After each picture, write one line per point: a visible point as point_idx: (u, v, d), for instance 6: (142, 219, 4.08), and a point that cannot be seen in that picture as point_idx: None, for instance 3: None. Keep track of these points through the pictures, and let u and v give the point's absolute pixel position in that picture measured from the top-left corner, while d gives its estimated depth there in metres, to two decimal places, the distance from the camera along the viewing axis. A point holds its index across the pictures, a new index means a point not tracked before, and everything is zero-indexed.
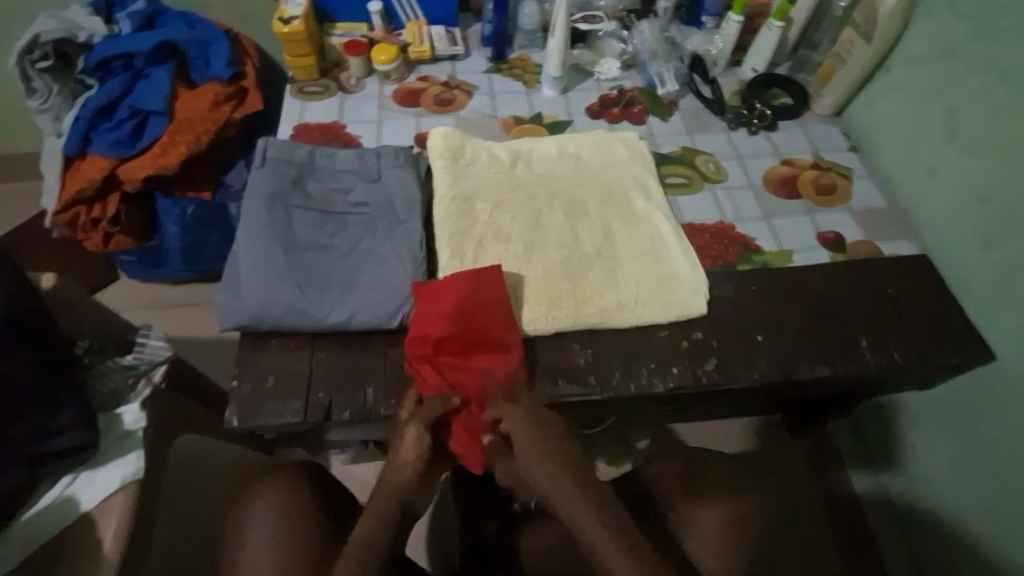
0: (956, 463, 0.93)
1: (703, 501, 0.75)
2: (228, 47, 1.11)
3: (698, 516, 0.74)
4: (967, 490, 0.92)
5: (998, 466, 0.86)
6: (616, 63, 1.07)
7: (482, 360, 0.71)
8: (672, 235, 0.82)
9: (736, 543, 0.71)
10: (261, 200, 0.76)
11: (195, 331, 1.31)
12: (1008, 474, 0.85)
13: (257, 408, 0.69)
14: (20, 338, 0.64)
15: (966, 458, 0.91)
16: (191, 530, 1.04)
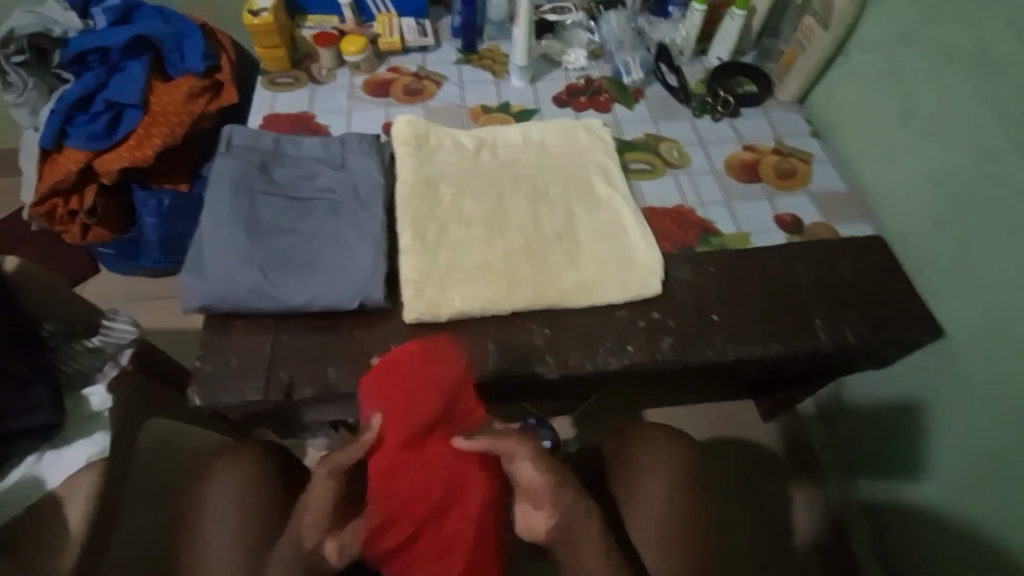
0: (916, 441, 0.96)
1: (645, 464, 0.77)
2: (202, 41, 1.13)
3: (644, 481, 0.76)
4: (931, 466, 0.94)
5: (954, 441, 0.89)
6: (583, 53, 1.09)
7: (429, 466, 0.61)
8: (631, 218, 0.84)
9: (679, 511, 0.74)
10: (225, 184, 0.78)
11: (176, 321, 1.33)
12: (966, 450, 0.87)
13: (220, 388, 0.71)
14: None
15: (928, 435, 0.93)
16: (165, 515, 1.05)
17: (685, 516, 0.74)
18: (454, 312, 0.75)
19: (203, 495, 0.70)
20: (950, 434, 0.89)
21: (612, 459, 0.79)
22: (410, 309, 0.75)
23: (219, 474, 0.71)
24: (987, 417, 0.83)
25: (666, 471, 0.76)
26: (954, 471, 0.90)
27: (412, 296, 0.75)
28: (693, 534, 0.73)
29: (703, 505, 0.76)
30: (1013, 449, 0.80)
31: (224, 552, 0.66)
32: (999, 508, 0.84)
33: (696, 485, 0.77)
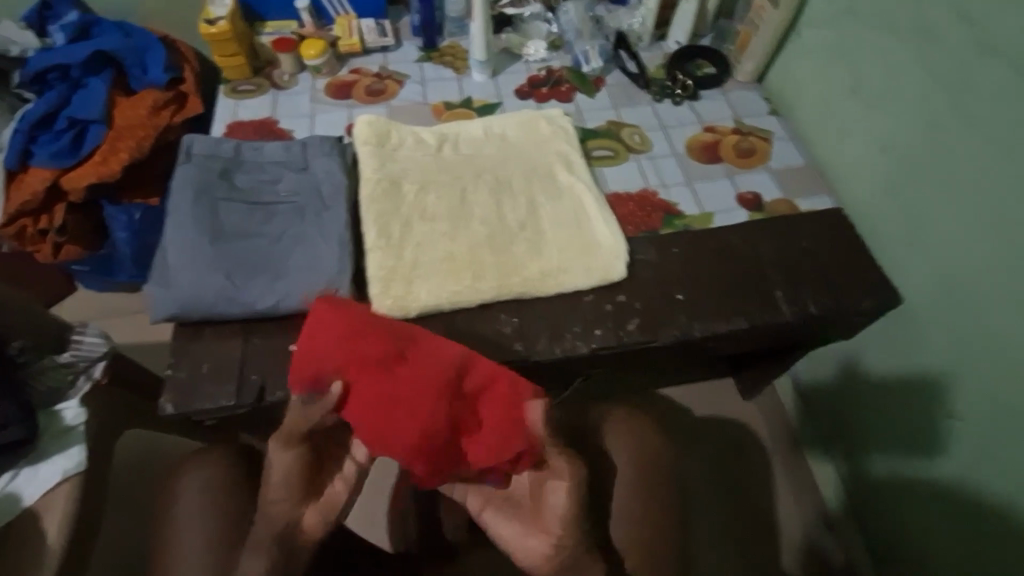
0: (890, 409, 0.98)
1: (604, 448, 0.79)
2: (164, 53, 1.13)
3: (606, 466, 0.78)
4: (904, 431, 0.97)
5: (920, 405, 0.92)
6: (543, 44, 1.10)
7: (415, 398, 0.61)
8: (594, 204, 0.85)
9: (637, 495, 0.76)
10: (186, 193, 0.78)
11: (154, 335, 1.34)
12: (934, 416, 0.90)
13: (192, 395, 0.72)
14: None
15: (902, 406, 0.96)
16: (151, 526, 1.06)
17: (641, 501, 0.75)
18: (422, 307, 0.76)
19: (178, 494, 0.72)
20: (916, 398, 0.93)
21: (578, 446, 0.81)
22: (377, 306, 0.75)
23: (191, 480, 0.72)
24: (949, 379, 0.86)
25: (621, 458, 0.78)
26: (925, 436, 0.93)
27: (379, 293, 0.76)
28: (648, 516, 0.74)
29: (663, 490, 0.76)
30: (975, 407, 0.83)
31: (198, 547, 0.67)
32: (967, 464, 0.87)
33: (654, 474, 0.77)
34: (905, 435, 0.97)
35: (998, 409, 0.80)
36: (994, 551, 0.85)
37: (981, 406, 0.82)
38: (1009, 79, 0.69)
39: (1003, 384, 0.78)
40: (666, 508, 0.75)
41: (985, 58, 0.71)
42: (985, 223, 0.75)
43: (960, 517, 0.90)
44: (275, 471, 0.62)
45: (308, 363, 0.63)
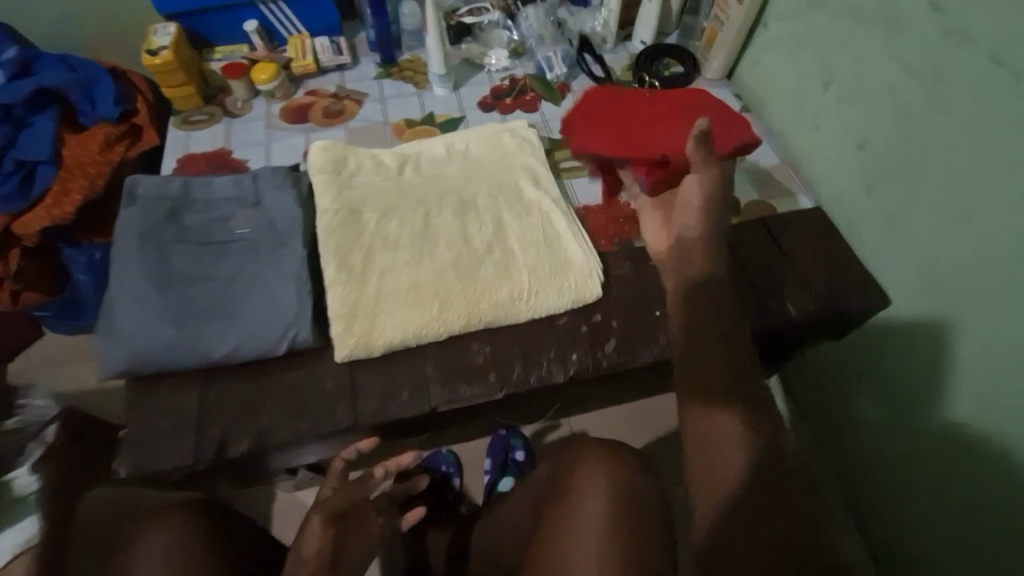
0: (878, 394, 0.90)
1: (587, 483, 0.65)
2: (115, 85, 1.09)
3: (590, 489, 0.64)
4: (892, 412, 0.88)
5: (905, 382, 0.84)
6: (504, 52, 1.06)
7: (634, 118, 0.85)
8: (563, 220, 0.82)
9: (640, 533, 0.60)
10: (131, 240, 0.74)
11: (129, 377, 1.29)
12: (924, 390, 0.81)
13: (148, 455, 0.68)
14: None
15: (888, 390, 0.88)
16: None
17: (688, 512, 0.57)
18: (388, 343, 0.72)
19: (131, 560, 0.65)
20: (904, 381, 0.84)
21: (552, 486, 0.69)
22: (340, 346, 0.72)
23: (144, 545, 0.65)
24: (920, 364, 0.81)
25: (608, 490, 0.64)
26: (901, 422, 0.86)
27: (342, 333, 0.72)
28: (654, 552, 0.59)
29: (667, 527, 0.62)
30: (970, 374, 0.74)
31: None
32: (945, 453, 0.79)
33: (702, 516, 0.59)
34: (883, 424, 0.90)
35: (977, 403, 0.74)
36: (1000, 535, 0.72)
37: (955, 394, 0.77)
38: (983, 66, 0.66)
39: (991, 359, 0.72)
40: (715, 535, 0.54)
41: (955, 46, 0.68)
42: (963, 215, 0.72)
43: (934, 503, 0.82)
44: (308, 547, 0.62)
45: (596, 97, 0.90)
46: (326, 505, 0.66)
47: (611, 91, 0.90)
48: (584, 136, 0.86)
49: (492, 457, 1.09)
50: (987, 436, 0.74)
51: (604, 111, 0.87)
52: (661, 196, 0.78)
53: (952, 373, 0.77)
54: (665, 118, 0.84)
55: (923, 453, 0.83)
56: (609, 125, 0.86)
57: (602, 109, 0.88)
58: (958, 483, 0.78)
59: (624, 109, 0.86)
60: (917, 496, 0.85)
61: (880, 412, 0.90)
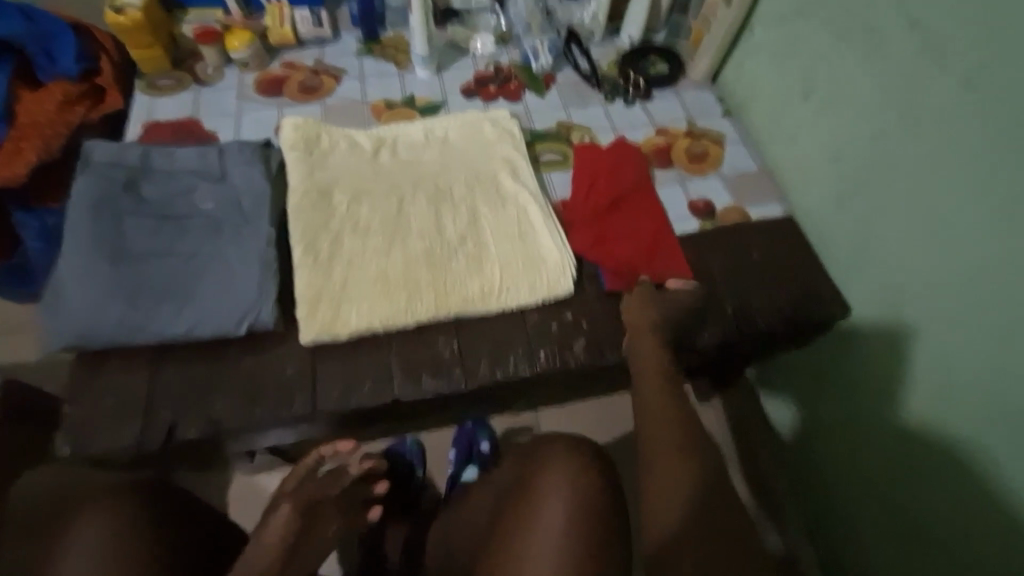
0: (837, 395, 0.92)
1: (552, 478, 0.66)
2: (76, 40, 1.03)
3: (552, 483, 0.65)
4: (850, 412, 0.90)
5: (865, 381, 0.86)
6: (490, 37, 1.02)
7: (621, 203, 0.86)
8: (539, 214, 0.81)
9: (597, 523, 0.62)
10: (82, 210, 0.70)
11: None
12: (879, 390, 0.84)
13: (92, 435, 0.65)
14: None
15: (848, 391, 0.90)
16: None
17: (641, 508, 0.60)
18: (352, 331, 0.71)
19: (59, 558, 0.61)
20: (862, 382, 0.87)
21: (516, 480, 0.70)
22: (305, 331, 0.70)
23: (82, 523, 0.63)
24: (879, 371, 0.84)
25: (575, 485, 0.65)
26: (854, 428, 0.89)
27: (305, 318, 0.70)
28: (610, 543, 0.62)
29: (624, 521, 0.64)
30: (928, 378, 0.76)
31: None
32: (900, 452, 0.81)
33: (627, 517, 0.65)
34: (836, 428, 0.93)
35: (928, 410, 0.76)
36: (946, 530, 0.75)
37: (907, 399, 0.79)
38: (956, 92, 0.67)
39: (945, 371, 0.74)
40: (673, 527, 0.58)
41: (930, 67, 0.69)
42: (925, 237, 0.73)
43: (878, 506, 0.86)
44: (269, 535, 0.62)
45: (605, 154, 0.90)
46: (298, 492, 0.67)
47: (606, 147, 0.91)
48: (581, 185, 0.87)
49: (457, 448, 1.09)
50: (931, 445, 0.77)
51: (603, 174, 0.88)
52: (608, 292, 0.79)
53: (905, 381, 0.79)
54: (636, 231, 0.84)
55: (877, 452, 0.86)
56: (600, 193, 0.86)
57: (603, 168, 0.88)
58: (901, 487, 0.81)
59: (602, 174, 0.88)
60: (870, 494, 0.88)
61: (839, 412, 0.92)
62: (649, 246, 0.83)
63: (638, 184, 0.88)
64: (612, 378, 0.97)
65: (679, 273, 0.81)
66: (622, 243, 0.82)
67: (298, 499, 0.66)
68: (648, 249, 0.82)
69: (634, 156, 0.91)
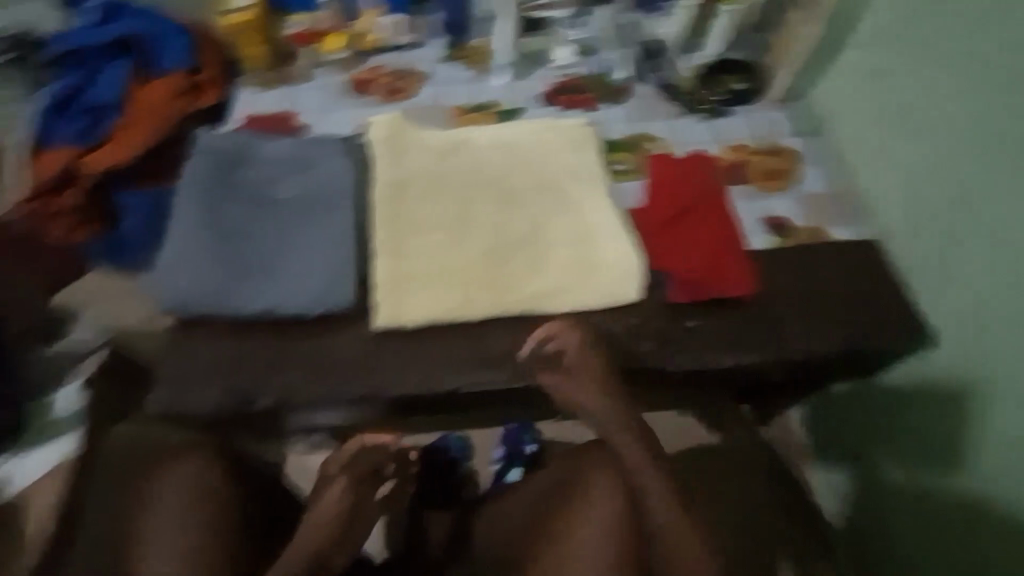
0: (912, 433, 0.92)
1: (595, 486, 0.73)
2: (187, 41, 1.14)
3: (589, 495, 0.73)
4: (922, 455, 0.90)
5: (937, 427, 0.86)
6: (570, 50, 1.06)
7: (690, 214, 0.85)
8: (608, 221, 0.81)
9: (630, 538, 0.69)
10: (192, 190, 0.78)
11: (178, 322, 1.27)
12: (949, 437, 0.84)
13: (179, 393, 0.70)
14: None
15: (923, 434, 0.90)
16: None
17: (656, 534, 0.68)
18: (421, 321, 0.74)
19: (150, 508, 0.69)
20: (936, 429, 0.87)
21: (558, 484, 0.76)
22: (378, 314, 0.73)
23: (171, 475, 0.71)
24: (950, 420, 0.84)
25: (618, 498, 0.72)
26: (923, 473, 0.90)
27: (379, 303, 0.74)
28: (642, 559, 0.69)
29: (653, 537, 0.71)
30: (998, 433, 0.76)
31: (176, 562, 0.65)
32: (961, 507, 0.83)
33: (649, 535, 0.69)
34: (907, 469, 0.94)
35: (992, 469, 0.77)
36: None
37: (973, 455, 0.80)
38: None
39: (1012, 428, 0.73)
40: (693, 572, 0.65)
41: None
42: (982, 322, 0.77)
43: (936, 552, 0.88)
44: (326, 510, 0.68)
45: (677, 166, 0.89)
46: (354, 466, 0.72)
47: (681, 158, 0.91)
48: (652, 192, 0.88)
49: (503, 446, 1.09)
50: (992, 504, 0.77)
51: (674, 185, 0.88)
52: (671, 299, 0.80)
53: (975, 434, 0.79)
54: (705, 241, 0.83)
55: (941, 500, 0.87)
56: (668, 203, 0.86)
57: (675, 179, 0.88)
58: (957, 541, 0.83)
59: (681, 184, 0.87)
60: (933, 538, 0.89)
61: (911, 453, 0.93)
62: (716, 258, 0.82)
63: (710, 196, 0.87)
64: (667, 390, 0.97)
65: (741, 290, 0.80)
66: (690, 252, 0.82)
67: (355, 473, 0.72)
68: (718, 259, 0.82)
69: (707, 167, 0.90)
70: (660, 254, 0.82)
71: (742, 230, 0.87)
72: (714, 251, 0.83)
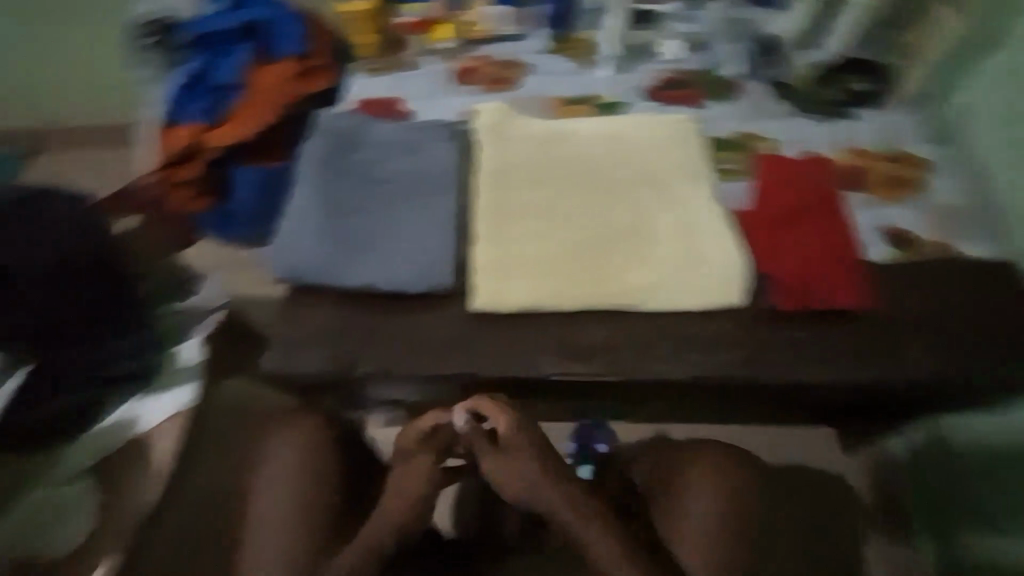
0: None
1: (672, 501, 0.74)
2: (300, 28, 1.20)
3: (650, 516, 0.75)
4: None
5: None
6: (679, 44, 1.03)
7: (801, 219, 0.80)
8: (716, 220, 0.79)
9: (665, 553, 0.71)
10: (313, 166, 0.82)
11: None
12: None
13: (293, 355, 0.75)
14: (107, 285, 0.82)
15: None
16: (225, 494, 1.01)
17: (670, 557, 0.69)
18: (518, 305, 0.74)
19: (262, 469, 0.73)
20: None
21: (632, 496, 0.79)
22: (476, 296, 0.75)
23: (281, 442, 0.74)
24: None
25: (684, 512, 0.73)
26: None
27: (478, 285, 0.75)
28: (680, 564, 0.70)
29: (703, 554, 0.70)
30: None
31: (283, 518, 0.70)
32: None
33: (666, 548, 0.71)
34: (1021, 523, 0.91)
35: None
36: None
37: None
38: None
39: None
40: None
41: None
42: None
43: None
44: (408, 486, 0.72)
45: (785, 166, 0.85)
46: (432, 443, 0.76)
47: (794, 160, 0.86)
48: (762, 194, 0.83)
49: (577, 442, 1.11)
50: None
51: (783, 186, 0.83)
52: (777, 307, 0.76)
53: None
54: (818, 247, 0.78)
55: None
56: (777, 206, 0.82)
57: (786, 179, 0.84)
58: None
59: (790, 186, 0.83)
60: None
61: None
62: (833, 268, 0.77)
63: (824, 201, 0.82)
64: (753, 400, 0.94)
65: (850, 302, 0.76)
66: (801, 258, 0.78)
67: (438, 450, 0.76)
68: (831, 269, 0.77)
69: (822, 170, 0.85)
70: (768, 257, 0.78)
71: (859, 240, 0.82)
72: (830, 261, 0.78)
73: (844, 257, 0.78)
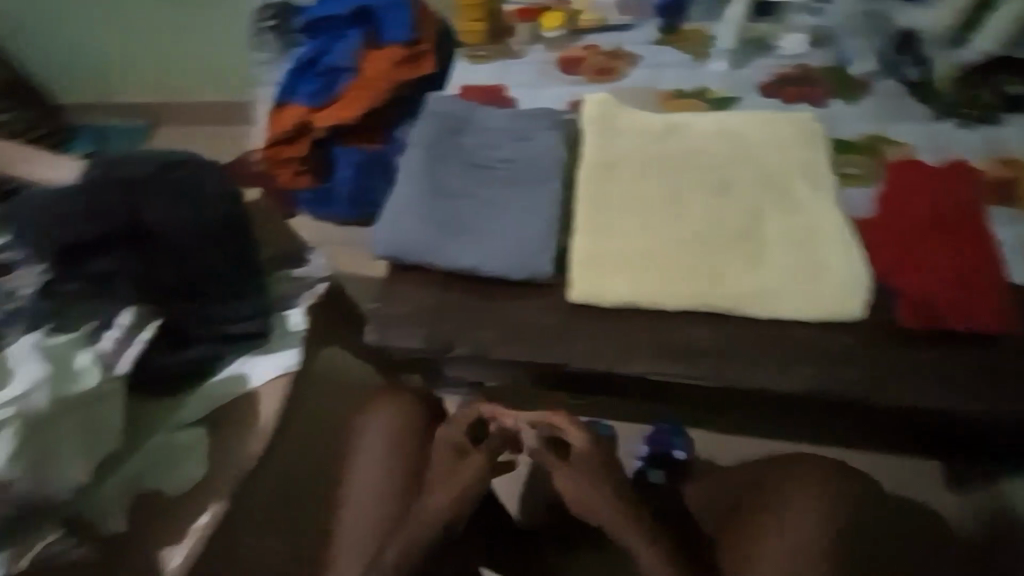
0: None
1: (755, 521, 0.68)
2: (409, 14, 1.21)
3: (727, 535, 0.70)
4: None
5: None
6: (802, 38, 0.97)
7: (936, 232, 0.73)
8: (836, 227, 0.75)
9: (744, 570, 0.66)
10: (421, 148, 0.84)
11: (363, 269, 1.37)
12: None
13: (393, 329, 0.77)
14: (228, 240, 0.75)
15: None
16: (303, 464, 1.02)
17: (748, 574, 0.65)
18: (618, 300, 0.73)
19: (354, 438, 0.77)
20: None
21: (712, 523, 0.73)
22: (575, 287, 0.74)
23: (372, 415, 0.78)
24: None
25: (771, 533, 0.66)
26: None
27: (578, 276, 0.74)
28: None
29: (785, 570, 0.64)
30: None
31: (372, 492, 0.72)
32: None
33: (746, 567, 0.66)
34: None
35: None
36: None
37: None
38: None
39: None
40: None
41: None
42: None
43: None
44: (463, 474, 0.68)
45: (913, 174, 0.78)
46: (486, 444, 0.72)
47: (928, 167, 0.78)
48: (887, 203, 0.77)
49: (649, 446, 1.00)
50: None
51: (913, 195, 0.76)
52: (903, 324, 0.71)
53: None
54: (957, 263, 0.71)
55: None
56: (906, 216, 0.75)
57: (916, 188, 0.77)
58: None
59: (921, 196, 0.76)
60: None
61: None
62: (973, 288, 0.70)
63: (964, 213, 0.74)
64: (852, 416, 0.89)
65: (987, 326, 0.69)
66: (937, 274, 0.71)
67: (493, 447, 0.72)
68: (970, 288, 0.70)
69: (961, 179, 0.77)
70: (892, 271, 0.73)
71: (1003, 259, 0.74)
72: (972, 279, 0.70)
73: (985, 276, 0.70)
